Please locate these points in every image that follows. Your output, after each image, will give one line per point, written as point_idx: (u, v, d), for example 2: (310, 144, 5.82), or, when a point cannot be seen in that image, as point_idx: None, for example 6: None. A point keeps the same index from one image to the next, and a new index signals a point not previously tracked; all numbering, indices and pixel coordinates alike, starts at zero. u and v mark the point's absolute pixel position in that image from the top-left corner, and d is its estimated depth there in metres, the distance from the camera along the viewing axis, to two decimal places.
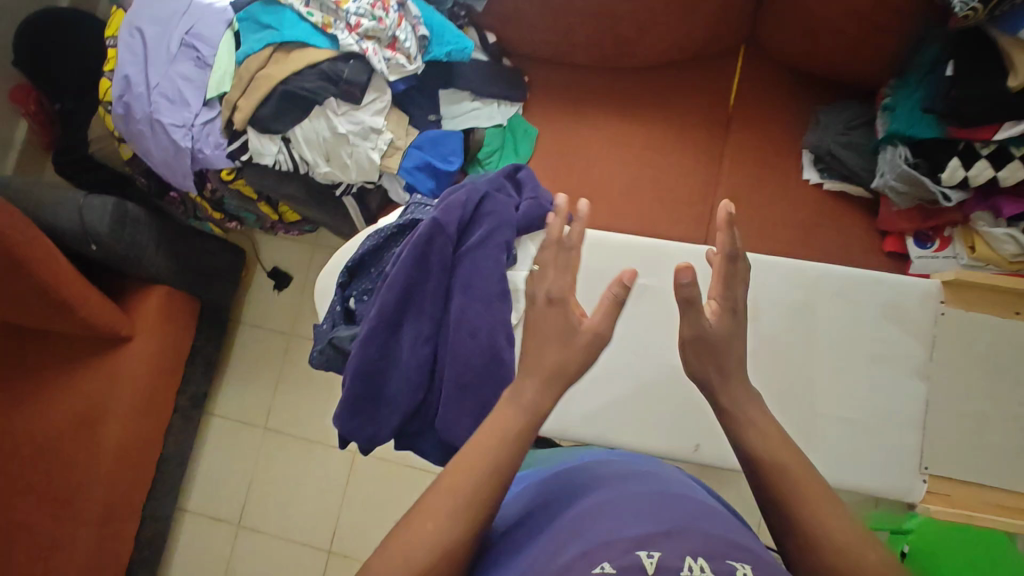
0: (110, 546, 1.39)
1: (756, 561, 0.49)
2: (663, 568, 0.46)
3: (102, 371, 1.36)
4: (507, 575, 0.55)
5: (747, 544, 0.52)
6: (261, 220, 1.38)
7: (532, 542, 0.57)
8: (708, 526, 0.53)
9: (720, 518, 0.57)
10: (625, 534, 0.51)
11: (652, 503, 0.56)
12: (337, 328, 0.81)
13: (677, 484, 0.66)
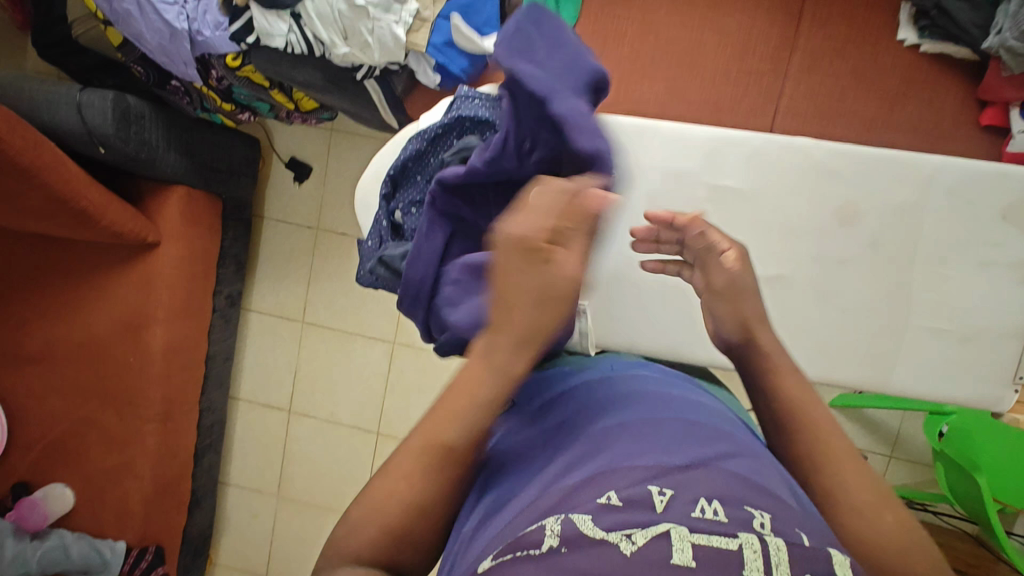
0: (177, 438, 1.48)
1: (774, 509, 0.46)
2: (673, 509, 0.43)
3: (137, 277, 1.33)
4: (506, 482, 0.54)
5: (770, 489, 0.48)
6: (275, 109, 1.24)
7: (542, 454, 0.56)
8: (732, 467, 0.49)
9: (747, 453, 0.53)
10: (640, 464, 0.48)
11: (676, 429, 0.53)
12: (385, 245, 0.73)
13: (714, 407, 0.62)
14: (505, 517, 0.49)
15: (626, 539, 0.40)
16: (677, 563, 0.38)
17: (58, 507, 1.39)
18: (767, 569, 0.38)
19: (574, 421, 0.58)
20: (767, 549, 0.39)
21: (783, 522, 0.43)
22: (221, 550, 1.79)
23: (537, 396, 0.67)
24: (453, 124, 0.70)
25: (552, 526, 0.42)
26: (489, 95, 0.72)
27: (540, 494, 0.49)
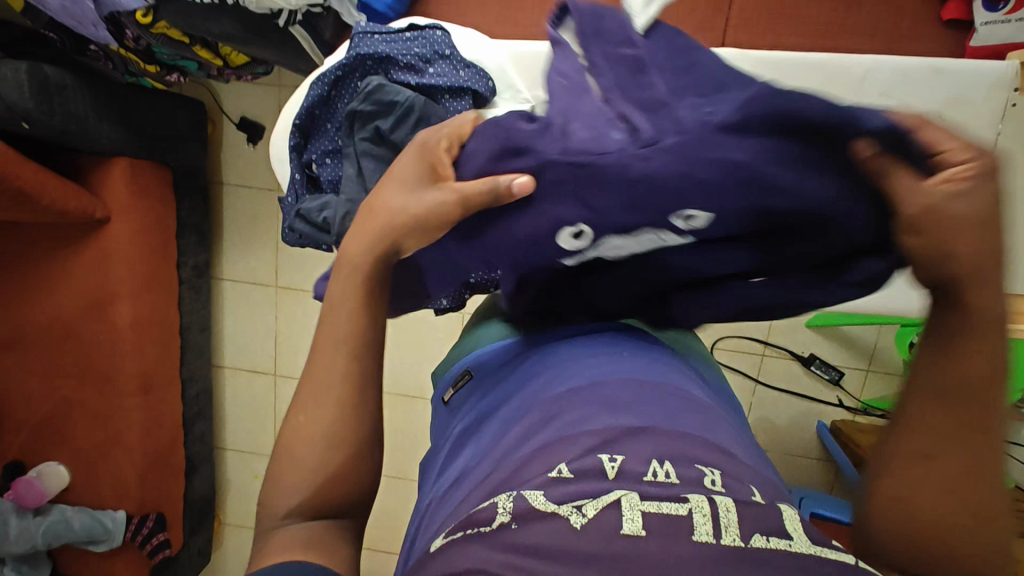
0: (160, 409, 1.49)
1: (729, 461, 0.44)
2: (624, 475, 0.41)
3: (92, 254, 1.32)
4: (467, 466, 0.52)
5: (723, 443, 0.46)
6: (205, 68, 1.19)
7: (496, 424, 0.53)
8: (685, 422, 0.47)
9: (702, 403, 0.51)
10: (590, 427, 0.45)
11: (629, 385, 0.51)
12: (303, 199, 0.71)
13: (670, 352, 0.60)
14: (462, 494, 0.47)
15: (576, 511, 0.38)
16: (627, 534, 0.36)
17: (54, 484, 1.43)
18: (717, 533, 0.36)
19: (527, 381, 0.57)
20: (717, 513, 0.37)
21: (734, 478, 0.42)
22: (227, 512, 1.83)
23: (495, 367, 0.65)
24: (354, 64, 0.66)
25: (506, 503, 0.40)
26: (391, 30, 0.68)
27: (493, 469, 0.46)
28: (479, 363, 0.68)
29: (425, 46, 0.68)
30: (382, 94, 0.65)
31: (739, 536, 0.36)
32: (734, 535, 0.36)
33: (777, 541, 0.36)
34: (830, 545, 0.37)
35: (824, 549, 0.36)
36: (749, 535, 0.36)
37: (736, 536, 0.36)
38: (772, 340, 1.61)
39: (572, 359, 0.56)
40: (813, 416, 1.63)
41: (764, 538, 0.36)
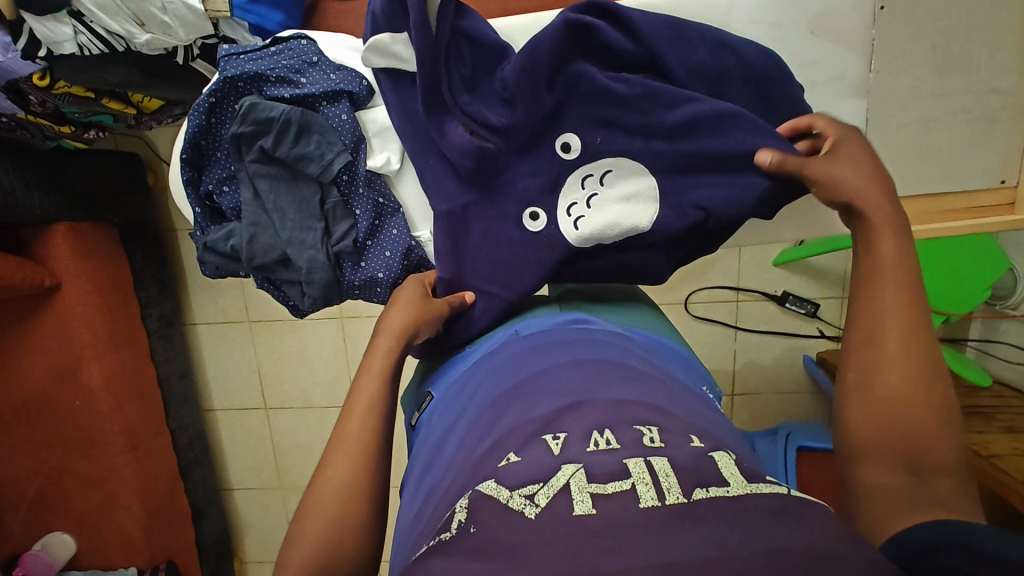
0: (153, 461, 1.50)
1: (667, 416, 0.47)
2: (570, 449, 0.43)
3: (52, 321, 1.33)
4: (434, 481, 0.51)
5: (663, 401, 0.49)
6: (120, 118, 1.19)
7: (453, 436, 0.54)
8: (622, 391, 0.49)
9: (640, 374, 0.53)
10: (534, 416, 0.47)
11: (572, 370, 0.52)
12: (208, 231, 0.71)
13: (614, 339, 0.62)
14: (429, 509, 0.48)
15: (529, 503, 0.38)
16: (579, 515, 0.37)
17: (61, 553, 1.46)
18: (661, 496, 0.37)
19: (477, 390, 0.57)
20: (658, 477, 0.38)
21: (673, 431, 0.44)
22: (246, 550, 1.84)
23: (450, 381, 0.64)
24: (227, 88, 0.67)
25: (459, 515, 0.40)
26: (257, 47, 0.69)
27: (453, 475, 0.47)
28: (439, 382, 0.66)
29: (293, 58, 0.69)
30: (257, 112, 0.66)
31: (681, 493, 0.37)
32: (677, 493, 0.37)
33: (716, 490, 0.37)
34: (762, 483, 0.39)
35: (757, 487, 0.38)
36: (690, 490, 0.37)
37: (679, 495, 0.37)
38: (743, 286, 1.59)
39: (518, 361, 0.57)
40: (799, 351, 1.63)
41: (705, 490, 0.37)
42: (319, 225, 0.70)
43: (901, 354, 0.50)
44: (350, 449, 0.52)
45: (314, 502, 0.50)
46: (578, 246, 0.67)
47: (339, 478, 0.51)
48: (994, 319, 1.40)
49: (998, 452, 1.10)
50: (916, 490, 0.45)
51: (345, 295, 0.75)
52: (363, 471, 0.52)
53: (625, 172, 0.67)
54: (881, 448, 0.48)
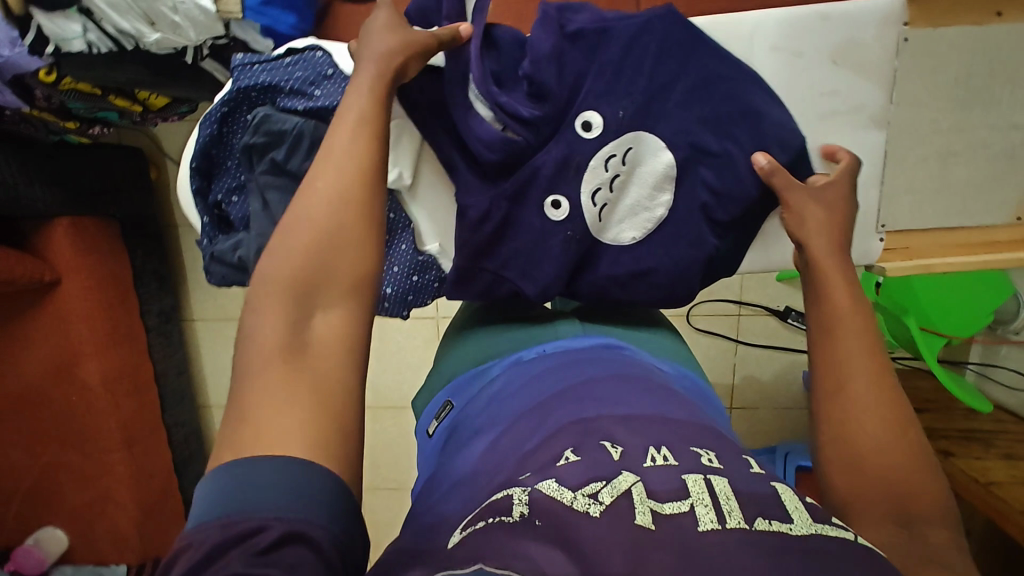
0: (147, 459, 1.49)
1: (716, 442, 0.47)
2: (629, 459, 0.42)
3: (51, 315, 1.32)
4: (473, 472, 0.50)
5: (707, 427, 0.49)
6: (125, 115, 1.17)
7: (491, 433, 0.54)
8: (671, 409, 0.50)
9: (679, 398, 0.53)
10: (582, 418, 0.48)
11: (623, 388, 0.53)
12: (216, 240, 0.70)
13: (644, 363, 0.62)
14: (461, 498, 0.47)
15: (593, 502, 0.38)
16: (639, 527, 0.36)
17: (54, 549, 1.44)
18: (721, 519, 0.36)
19: (517, 395, 0.57)
20: (719, 500, 0.38)
21: (728, 456, 0.44)
22: None
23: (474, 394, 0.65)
24: (239, 98, 0.66)
25: (520, 507, 0.38)
26: (271, 57, 0.68)
27: (495, 470, 0.47)
28: (460, 392, 0.68)
29: (307, 69, 0.68)
30: (270, 124, 0.65)
31: (743, 519, 0.36)
32: (738, 518, 0.36)
33: (778, 525, 0.36)
34: (827, 522, 0.38)
35: (823, 528, 0.37)
36: (753, 518, 0.36)
37: (740, 520, 0.36)
38: (746, 299, 1.59)
39: (557, 372, 0.58)
40: (798, 366, 1.63)
41: (767, 521, 0.36)
42: None
43: (872, 421, 0.50)
44: (335, 176, 0.47)
45: (301, 214, 0.45)
46: (601, 239, 0.69)
47: (318, 201, 0.46)
48: (994, 344, 1.40)
49: (996, 479, 1.11)
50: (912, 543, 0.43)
51: None
52: (359, 202, 0.47)
53: (648, 149, 0.67)
54: (871, 502, 0.47)
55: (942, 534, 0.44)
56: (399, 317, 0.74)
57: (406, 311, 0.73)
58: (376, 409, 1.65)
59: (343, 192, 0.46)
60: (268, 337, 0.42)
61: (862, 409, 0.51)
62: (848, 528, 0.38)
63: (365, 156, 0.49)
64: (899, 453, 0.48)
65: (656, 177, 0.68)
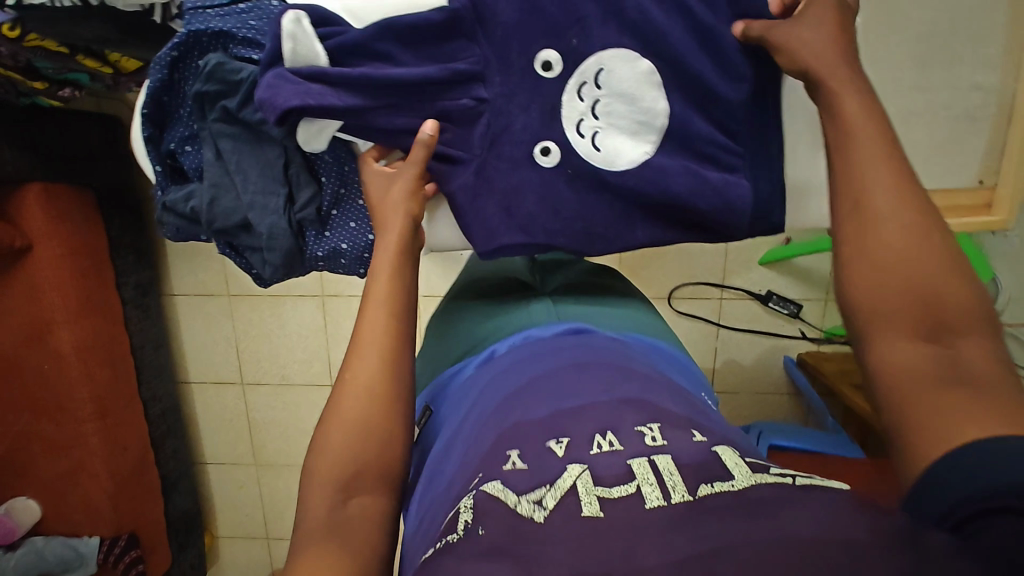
0: (122, 431, 1.48)
1: (660, 414, 0.51)
2: (574, 451, 0.47)
3: (22, 281, 1.31)
4: (442, 479, 0.54)
5: (652, 402, 0.53)
6: (97, 78, 1.16)
7: (455, 442, 0.57)
8: (624, 392, 0.54)
9: (632, 377, 0.57)
10: (535, 416, 0.52)
11: (577, 377, 0.57)
12: (168, 191, 0.69)
13: (614, 343, 0.66)
14: (437, 509, 0.51)
15: (537, 507, 0.42)
16: (588, 516, 0.40)
17: (26, 519, 1.44)
18: (666, 495, 0.40)
19: (485, 392, 0.61)
20: (663, 478, 0.42)
21: (672, 428, 0.49)
22: (217, 525, 1.84)
23: (451, 398, 0.67)
24: (190, 43, 0.64)
25: (465, 516, 0.43)
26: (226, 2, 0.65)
27: (459, 477, 0.51)
28: (439, 396, 0.71)
29: (262, 18, 0.64)
30: (224, 73, 0.63)
31: (686, 492, 0.40)
32: (681, 492, 0.40)
33: (721, 486, 0.41)
34: (766, 473, 0.42)
35: (762, 477, 0.41)
36: (695, 487, 0.41)
37: (684, 493, 0.40)
38: (727, 283, 1.59)
39: (520, 365, 0.62)
40: (779, 352, 1.62)
41: (710, 486, 0.41)
42: (282, 190, 0.67)
43: (899, 228, 0.48)
44: (363, 346, 0.56)
45: (340, 404, 0.53)
46: (614, 168, 0.65)
47: (358, 376, 0.55)
48: None
49: None
50: (942, 361, 0.43)
51: (307, 265, 0.73)
52: (386, 365, 0.56)
53: (619, 63, 0.63)
54: (899, 314, 0.46)
55: (977, 344, 0.43)
56: (356, 276, 0.73)
57: (362, 269, 0.72)
58: None
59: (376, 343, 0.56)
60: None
61: (887, 224, 0.48)
62: (784, 474, 0.42)
63: (391, 287, 0.60)
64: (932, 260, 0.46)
65: (650, 89, 0.64)
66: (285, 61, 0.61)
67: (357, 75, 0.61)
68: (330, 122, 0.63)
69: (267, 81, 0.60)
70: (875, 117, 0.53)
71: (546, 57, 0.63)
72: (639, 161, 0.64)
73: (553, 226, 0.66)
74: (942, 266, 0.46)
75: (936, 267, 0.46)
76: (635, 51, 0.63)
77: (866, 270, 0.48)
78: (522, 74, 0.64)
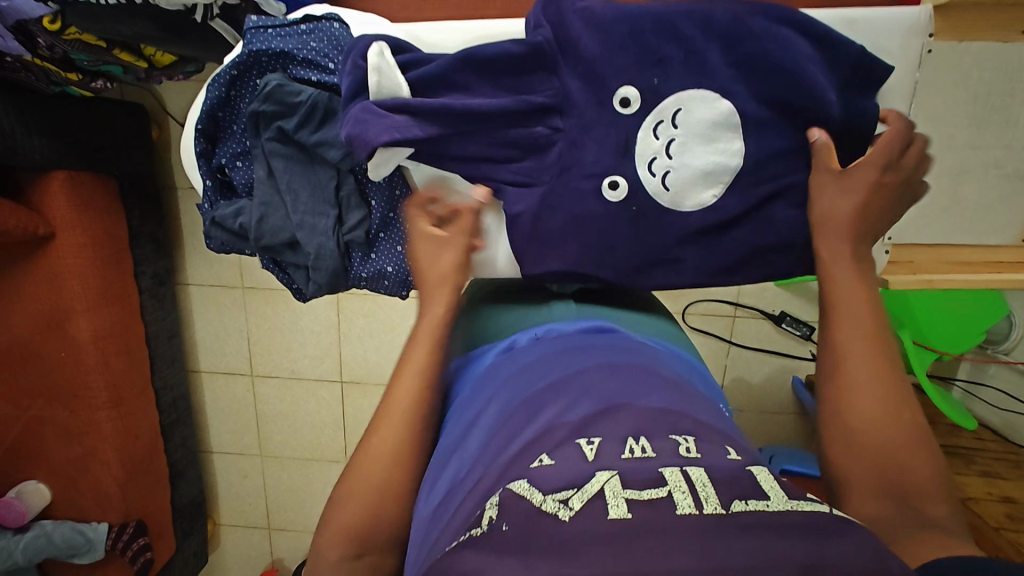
0: (135, 418, 1.48)
1: (697, 426, 0.47)
2: (604, 458, 0.42)
3: (43, 267, 1.30)
4: (456, 471, 0.51)
5: (688, 411, 0.49)
6: (130, 71, 1.15)
7: (471, 433, 0.54)
8: (657, 399, 0.49)
9: (664, 382, 0.53)
10: (566, 420, 0.47)
11: (607, 375, 0.53)
12: (217, 205, 0.69)
13: (639, 343, 0.62)
14: (451, 503, 0.47)
15: (563, 506, 0.38)
16: (615, 519, 0.37)
17: (36, 503, 1.44)
18: (698, 504, 0.37)
19: (507, 384, 0.57)
20: (695, 487, 0.38)
21: (707, 441, 0.45)
22: (220, 512, 1.85)
23: (465, 384, 0.63)
24: (250, 61, 0.64)
25: (490, 512, 0.39)
26: (286, 22, 0.66)
27: (479, 473, 0.47)
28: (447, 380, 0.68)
29: (323, 40, 0.65)
30: (282, 94, 0.64)
31: (719, 505, 0.37)
32: (714, 504, 0.37)
33: (755, 504, 0.37)
34: (802, 498, 0.39)
35: (797, 503, 0.38)
36: (729, 501, 0.37)
37: (717, 505, 0.37)
38: (742, 301, 1.59)
39: (543, 359, 0.58)
40: (788, 372, 1.64)
41: (744, 502, 0.38)
42: (332, 212, 0.68)
43: (874, 398, 0.53)
44: (390, 418, 0.56)
45: (357, 470, 0.54)
46: (679, 209, 0.66)
47: (382, 444, 0.55)
48: (983, 362, 1.41)
49: (974, 495, 1.12)
50: (908, 522, 0.49)
51: (350, 284, 0.73)
52: (405, 436, 0.55)
53: (699, 103, 0.64)
54: (870, 479, 0.52)
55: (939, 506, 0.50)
56: (396, 296, 0.74)
57: (405, 291, 0.73)
58: (367, 385, 1.66)
59: (401, 416, 0.56)
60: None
61: (868, 394, 0.54)
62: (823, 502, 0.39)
63: (420, 392, 0.57)
64: (903, 426, 0.53)
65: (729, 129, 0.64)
66: (367, 92, 0.63)
67: (436, 105, 0.62)
68: (402, 149, 0.63)
69: (353, 113, 0.62)
70: (861, 280, 0.59)
71: (627, 92, 0.63)
72: (705, 204, 0.65)
73: (603, 257, 0.67)
74: (907, 434, 0.52)
75: (898, 434, 0.52)
76: (716, 92, 0.63)
77: (842, 432, 0.54)
78: (581, 110, 0.64)
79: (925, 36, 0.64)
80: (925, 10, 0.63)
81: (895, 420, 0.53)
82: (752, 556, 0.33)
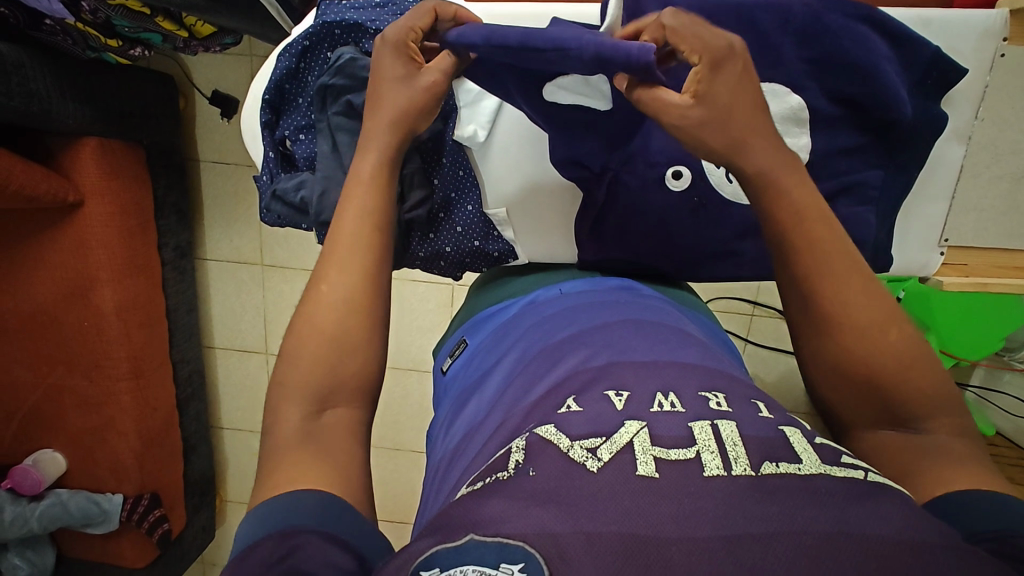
0: (153, 391, 1.48)
1: (734, 385, 0.45)
2: (633, 409, 0.41)
3: (68, 235, 1.28)
4: (483, 415, 0.52)
5: (727, 372, 0.48)
6: (169, 40, 1.13)
7: (498, 383, 0.54)
8: (687, 356, 0.48)
9: (698, 344, 0.52)
10: (591, 365, 0.47)
11: (638, 331, 0.52)
12: (278, 178, 0.69)
13: (667, 307, 0.62)
14: (475, 447, 0.47)
15: (591, 456, 0.37)
16: (642, 476, 0.35)
17: (51, 471, 1.44)
18: (727, 466, 0.35)
19: (534, 339, 0.57)
20: (725, 447, 0.36)
21: (739, 399, 0.43)
22: (228, 489, 1.82)
23: (490, 332, 0.66)
24: (324, 33, 0.65)
25: (517, 456, 0.38)
26: None
27: (504, 420, 0.47)
28: (475, 331, 0.70)
29: (395, 14, 0.66)
30: (354, 68, 0.63)
31: (750, 466, 0.35)
32: (744, 465, 0.35)
33: (786, 467, 0.35)
34: (836, 465, 0.36)
35: (831, 469, 0.36)
36: (759, 463, 0.35)
37: (747, 467, 0.35)
38: (761, 300, 1.56)
39: (568, 315, 0.59)
40: None
41: (774, 465, 0.36)
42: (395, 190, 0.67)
43: (863, 312, 0.50)
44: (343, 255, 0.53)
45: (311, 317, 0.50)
46: (739, 202, 0.68)
47: (335, 290, 0.51)
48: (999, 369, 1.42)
49: None
50: (917, 445, 0.47)
51: (402, 263, 0.73)
52: (359, 287, 0.52)
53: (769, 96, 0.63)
54: (877, 401, 0.49)
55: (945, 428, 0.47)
56: (451, 277, 0.77)
57: (458, 273, 0.76)
58: None
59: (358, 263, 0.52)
60: (278, 424, 0.46)
61: (856, 307, 0.50)
62: (856, 469, 0.37)
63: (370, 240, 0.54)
64: (894, 344, 0.49)
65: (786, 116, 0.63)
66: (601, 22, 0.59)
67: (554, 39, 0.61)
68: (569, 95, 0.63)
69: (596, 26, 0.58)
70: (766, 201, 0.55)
71: None
72: None
73: None
74: (907, 349, 0.49)
75: (899, 351, 0.49)
76: (786, 86, 0.63)
77: (839, 358, 0.51)
78: None
79: (1000, 39, 0.65)
80: (1003, 14, 0.64)
81: (887, 342, 0.49)
82: (782, 525, 0.31)
